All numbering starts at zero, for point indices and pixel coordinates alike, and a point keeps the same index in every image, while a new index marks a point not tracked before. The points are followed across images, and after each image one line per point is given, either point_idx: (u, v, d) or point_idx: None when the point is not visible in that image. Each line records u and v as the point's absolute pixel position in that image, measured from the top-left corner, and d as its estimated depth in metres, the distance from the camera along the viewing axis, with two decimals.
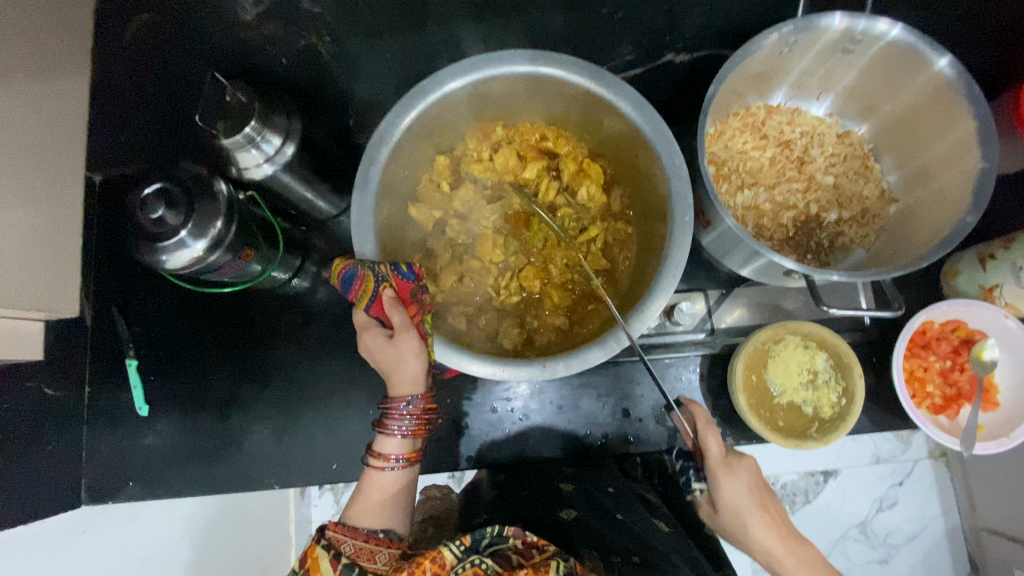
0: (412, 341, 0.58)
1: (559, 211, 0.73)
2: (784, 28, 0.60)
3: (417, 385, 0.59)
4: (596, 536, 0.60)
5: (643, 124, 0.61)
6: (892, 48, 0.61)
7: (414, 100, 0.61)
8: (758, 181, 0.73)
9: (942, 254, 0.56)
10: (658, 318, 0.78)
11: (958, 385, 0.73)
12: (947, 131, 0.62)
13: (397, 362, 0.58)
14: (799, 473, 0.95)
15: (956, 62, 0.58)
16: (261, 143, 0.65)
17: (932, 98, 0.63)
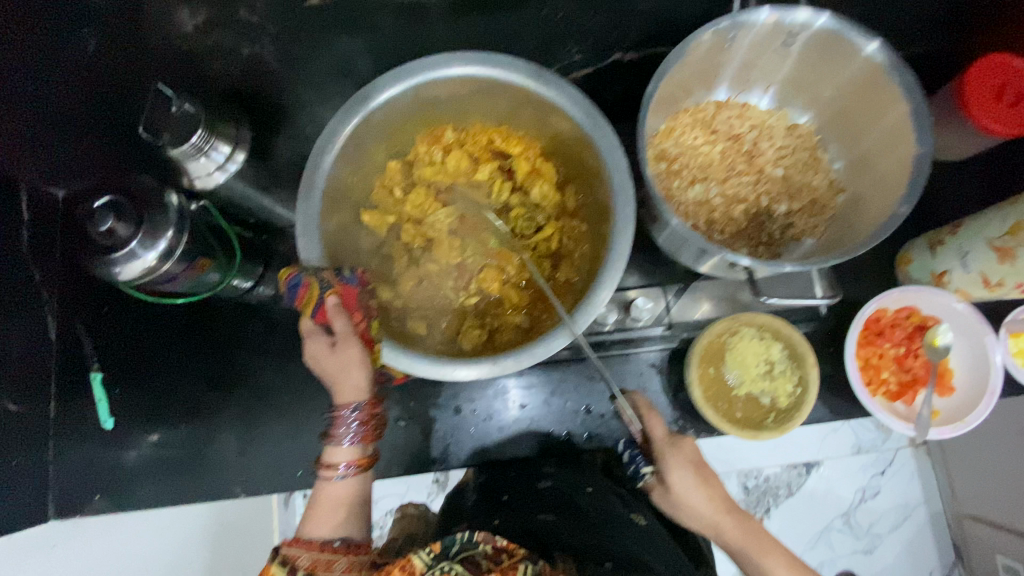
0: (356, 348, 0.59)
1: (514, 211, 0.74)
2: (713, 27, 0.61)
3: (362, 392, 0.59)
4: (570, 543, 0.61)
5: (582, 118, 0.62)
6: (822, 38, 0.63)
7: (355, 106, 0.62)
8: (709, 177, 0.74)
9: (879, 239, 0.57)
10: (617, 314, 0.78)
11: (913, 371, 0.73)
12: (884, 114, 0.63)
13: (343, 371, 0.58)
14: (783, 466, 0.95)
15: (882, 46, 0.59)
16: (210, 151, 0.67)
17: (865, 82, 0.64)
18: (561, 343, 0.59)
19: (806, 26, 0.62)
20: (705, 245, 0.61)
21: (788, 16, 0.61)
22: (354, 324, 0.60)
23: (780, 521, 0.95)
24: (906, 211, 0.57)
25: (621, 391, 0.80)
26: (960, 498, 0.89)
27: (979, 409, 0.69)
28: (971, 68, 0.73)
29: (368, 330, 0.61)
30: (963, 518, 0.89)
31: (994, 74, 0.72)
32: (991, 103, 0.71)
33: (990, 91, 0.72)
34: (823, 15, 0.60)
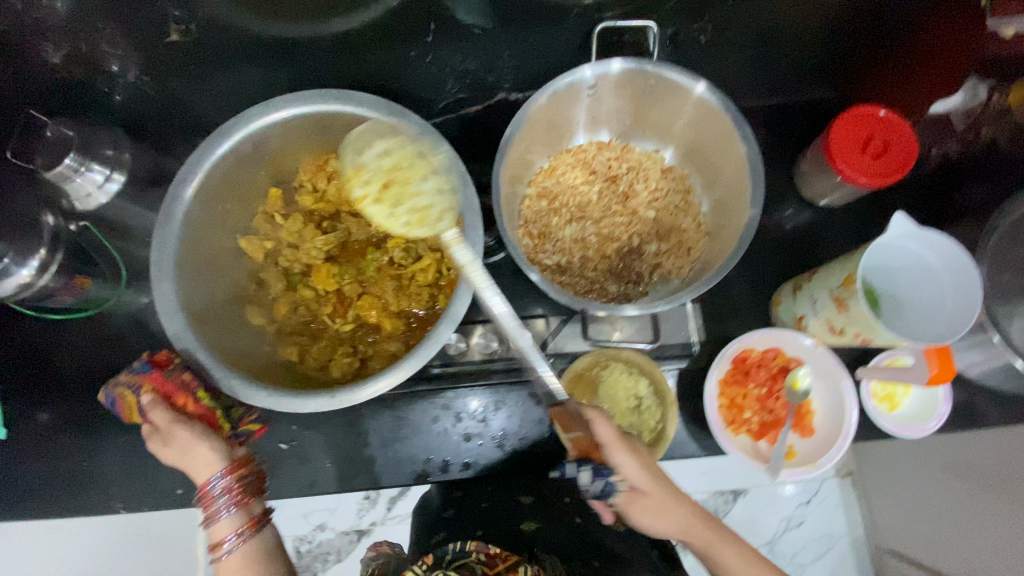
0: (185, 424, 0.60)
1: (393, 241, 0.75)
2: (557, 82, 0.65)
3: (215, 464, 0.59)
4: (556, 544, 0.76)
5: (438, 156, 0.65)
6: (662, 87, 0.67)
7: (218, 138, 0.65)
8: (586, 214, 0.76)
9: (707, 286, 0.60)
10: (498, 343, 0.81)
11: (775, 412, 0.76)
12: (731, 152, 0.66)
13: (186, 452, 0.59)
14: (709, 492, 0.91)
15: (710, 88, 0.63)
16: (87, 172, 0.70)
17: (708, 122, 0.67)
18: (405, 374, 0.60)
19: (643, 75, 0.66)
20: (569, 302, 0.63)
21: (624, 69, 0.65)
22: (178, 406, 0.62)
23: None
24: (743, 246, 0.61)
25: (501, 418, 0.81)
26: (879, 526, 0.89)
27: (830, 453, 0.71)
28: (834, 125, 0.73)
29: (198, 401, 0.63)
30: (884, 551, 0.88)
31: (856, 125, 0.72)
32: (857, 155, 0.72)
33: (856, 142, 0.72)
34: (649, 62, 0.63)
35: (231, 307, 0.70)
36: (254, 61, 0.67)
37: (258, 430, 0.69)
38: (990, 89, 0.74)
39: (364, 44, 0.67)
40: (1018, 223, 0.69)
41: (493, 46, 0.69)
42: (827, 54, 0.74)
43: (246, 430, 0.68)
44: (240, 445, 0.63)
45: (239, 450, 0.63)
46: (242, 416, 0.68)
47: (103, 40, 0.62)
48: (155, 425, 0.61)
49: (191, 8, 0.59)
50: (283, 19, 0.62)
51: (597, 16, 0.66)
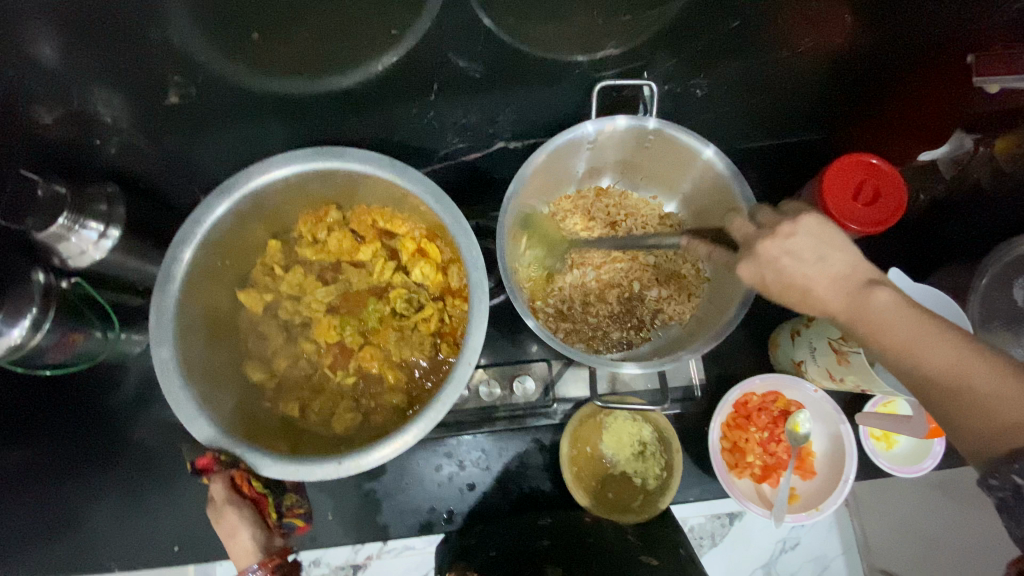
0: (235, 510, 0.64)
1: (395, 291, 0.75)
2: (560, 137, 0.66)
3: (252, 555, 0.62)
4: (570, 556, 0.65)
5: (444, 214, 0.66)
6: (667, 142, 0.68)
7: (217, 198, 0.64)
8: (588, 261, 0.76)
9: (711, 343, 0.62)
10: (500, 389, 0.80)
11: (777, 455, 0.76)
12: (733, 210, 0.68)
13: (231, 536, 0.63)
14: (705, 515, 0.81)
15: (718, 151, 0.64)
16: (82, 229, 0.66)
17: (712, 178, 0.69)
18: (409, 439, 0.60)
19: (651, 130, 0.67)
20: (575, 358, 0.63)
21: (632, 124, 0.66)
22: (236, 487, 0.65)
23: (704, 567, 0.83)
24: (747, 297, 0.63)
25: (505, 464, 0.81)
26: (874, 549, 0.80)
27: (831, 498, 0.72)
28: (829, 167, 0.75)
29: (251, 485, 0.66)
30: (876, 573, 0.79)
31: (850, 169, 0.74)
32: (850, 203, 0.73)
33: (848, 189, 0.74)
34: (652, 117, 0.65)
35: (231, 364, 0.69)
36: (255, 117, 0.67)
37: (302, 524, 0.74)
38: (976, 141, 0.75)
39: (367, 99, 0.67)
40: (1008, 267, 0.71)
41: (494, 102, 0.71)
42: (816, 104, 0.77)
43: (290, 522, 0.72)
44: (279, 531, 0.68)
45: (276, 540, 0.66)
46: (291, 506, 0.72)
47: (97, 102, 0.60)
48: (212, 499, 0.64)
49: (191, 73, 0.58)
50: (285, 78, 0.61)
51: (596, 75, 0.68)
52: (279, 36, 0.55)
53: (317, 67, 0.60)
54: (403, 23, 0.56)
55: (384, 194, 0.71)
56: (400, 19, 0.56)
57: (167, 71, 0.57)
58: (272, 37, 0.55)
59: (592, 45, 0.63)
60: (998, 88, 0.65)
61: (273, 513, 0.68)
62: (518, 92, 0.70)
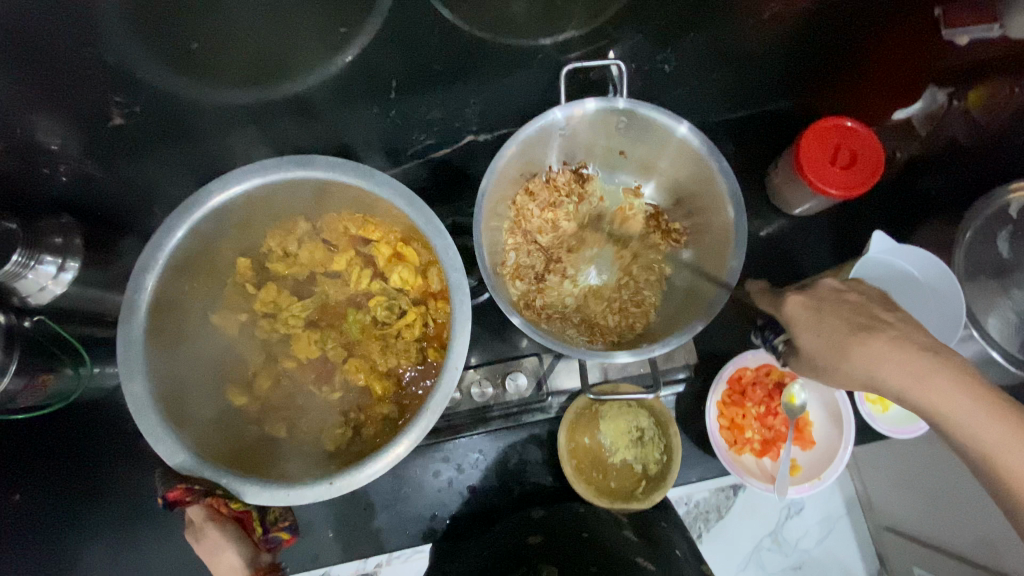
0: (214, 531, 0.61)
1: (374, 300, 0.72)
2: (531, 126, 0.64)
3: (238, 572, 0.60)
4: (560, 556, 0.65)
5: (416, 216, 0.64)
6: (642, 122, 0.66)
7: (177, 221, 0.62)
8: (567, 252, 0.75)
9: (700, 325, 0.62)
10: (492, 388, 0.77)
11: (775, 428, 0.77)
12: (711, 186, 0.67)
13: (214, 556, 0.60)
14: (709, 489, 0.81)
15: (692, 129, 0.64)
16: (39, 265, 0.64)
17: (688, 156, 0.68)
18: (403, 450, 0.59)
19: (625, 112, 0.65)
20: (566, 353, 0.62)
21: (605, 107, 0.64)
22: (214, 509, 0.62)
23: (716, 545, 0.81)
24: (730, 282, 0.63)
25: (504, 462, 0.80)
26: (878, 507, 0.80)
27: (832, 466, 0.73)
28: (807, 133, 0.73)
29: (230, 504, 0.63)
30: (880, 530, 0.80)
31: (825, 134, 0.73)
32: (829, 168, 0.72)
33: (826, 153, 0.72)
34: (623, 99, 0.64)
35: (210, 392, 0.66)
36: (210, 132, 0.64)
37: (288, 537, 0.69)
38: (949, 95, 0.76)
39: (327, 103, 0.64)
40: (990, 220, 0.71)
41: (458, 96, 0.69)
42: (786, 71, 0.75)
43: (277, 536, 0.68)
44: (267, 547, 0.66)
45: (265, 554, 0.64)
46: (276, 520, 0.68)
47: (38, 131, 0.56)
48: (191, 520, 0.61)
49: (136, 92, 0.55)
50: (238, 87, 0.58)
51: (562, 59, 0.66)
52: (226, 45, 0.53)
53: (270, 74, 0.58)
54: (354, 20, 0.54)
55: (353, 201, 0.69)
56: (351, 17, 0.53)
57: (109, 93, 0.54)
58: (218, 48, 0.53)
59: (554, 27, 0.61)
60: (967, 40, 0.67)
61: (259, 528, 0.66)
62: (483, 82, 0.68)
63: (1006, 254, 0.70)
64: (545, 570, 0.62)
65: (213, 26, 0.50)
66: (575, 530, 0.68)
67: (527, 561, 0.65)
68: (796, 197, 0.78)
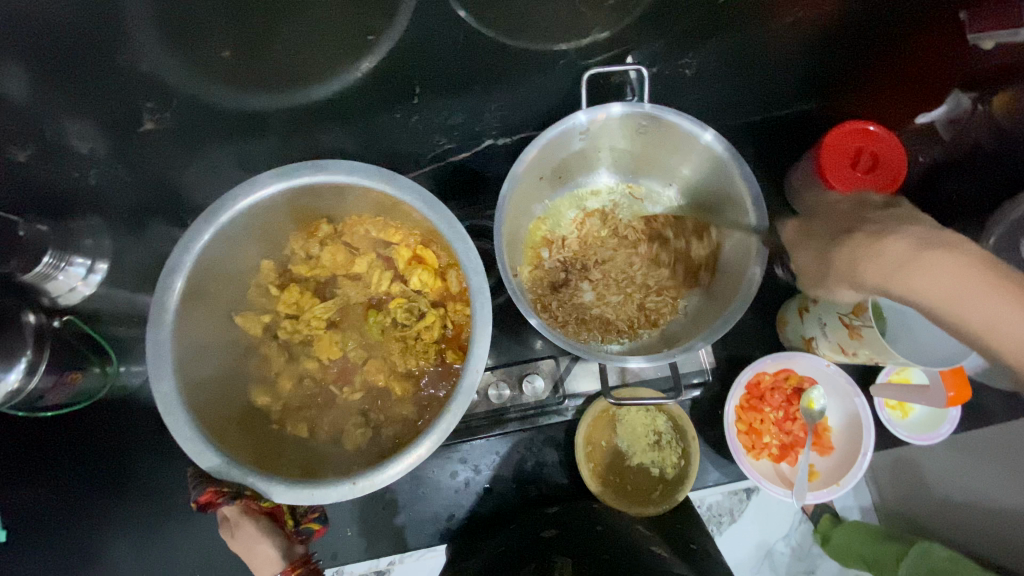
0: (249, 525, 0.63)
1: (394, 302, 0.73)
2: (553, 131, 0.65)
3: (275, 564, 0.63)
4: (575, 548, 0.64)
5: (438, 220, 0.65)
6: (665, 128, 0.66)
7: (204, 223, 0.63)
8: (582, 254, 0.75)
9: (721, 332, 0.62)
10: (509, 390, 0.79)
11: (793, 434, 0.77)
12: (732, 193, 0.67)
13: (251, 550, 0.62)
14: (723, 492, 0.81)
15: (716, 135, 0.64)
16: (70, 267, 0.66)
17: (709, 162, 0.68)
18: (424, 452, 0.59)
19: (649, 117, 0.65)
20: (586, 357, 0.62)
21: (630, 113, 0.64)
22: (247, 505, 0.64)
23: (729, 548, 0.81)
24: (753, 281, 0.62)
25: (521, 463, 0.81)
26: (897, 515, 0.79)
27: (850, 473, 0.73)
28: (829, 136, 0.73)
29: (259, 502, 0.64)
30: None
31: (847, 137, 0.72)
32: (850, 172, 0.72)
33: (847, 157, 0.72)
34: (646, 104, 0.64)
35: (234, 392, 0.67)
36: (235, 135, 0.65)
37: (319, 528, 0.71)
38: (974, 99, 0.75)
39: (350, 107, 0.65)
40: (1013, 225, 0.70)
41: (480, 100, 0.69)
42: (808, 75, 0.75)
43: (308, 527, 0.69)
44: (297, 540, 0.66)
45: (298, 546, 0.66)
46: (305, 512, 0.70)
47: (72, 134, 0.58)
48: (226, 517, 0.63)
49: (165, 98, 0.56)
50: (265, 92, 0.59)
51: (584, 64, 0.67)
52: (256, 51, 0.53)
53: (296, 80, 0.58)
54: (380, 26, 0.54)
55: (375, 205, 0.69)
56: (377, 22, 0.54)
57: (139, 98, 0.55)
58: (246, 54, 0.53)
59: (577, 32, 0.61)
60: (993, 44, 0.66)
61: (289, 520, 0.67)
62: (504, 87, 0.68)
63: None
64: (559, 563, 0.61)
65: (242, 31, 0.51)
66: (591, 522, 0.69)
67: (541, 553, 0.64)
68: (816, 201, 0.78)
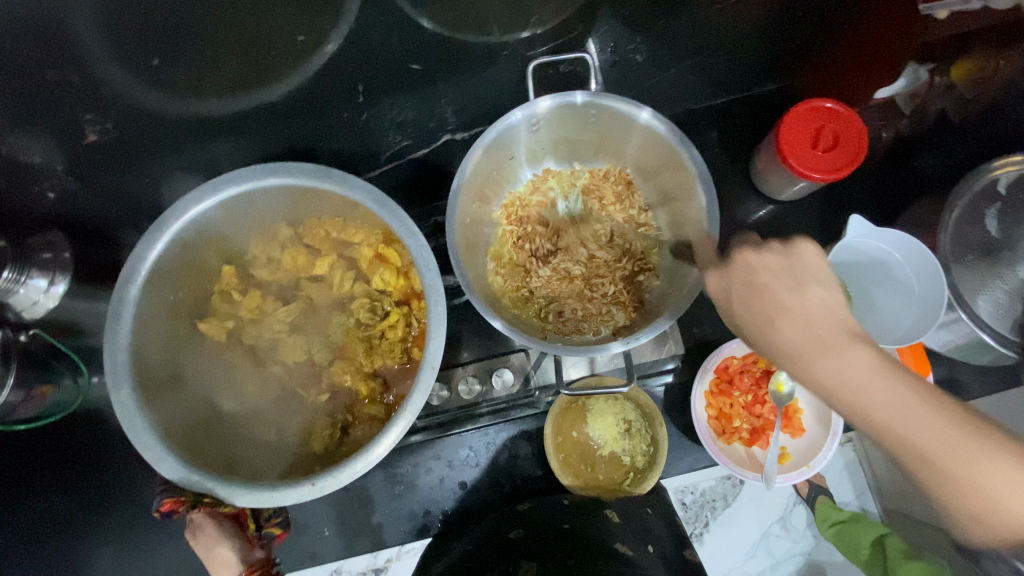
0: (208, 526, 0.63)
1: (357, 302, 0.73)
2: (499, 124, 0.64)
3: (233, 567, 0.63)
4: (545, 553, 0.65)
5: (391, 219, 0.65)
6: (606, 113, 0.66)
7: (156, 232, 0.63)
8: (535, 249, 0.75)
9: (681, 311, 0.62)
10: (480, 385, 0.78)
11: (763, 417, 0.76)
12: (679, 172, 0.67)
13: (209, 552, 0.63)
14: (713, 478, 0.81)
15: (656, 115, 0.63)
16: (28, 282, 0.66)
17: (654, 143, 0.68)
18: (382, 451, 0.60)
19: (585, 104, 0.65)
20: (544, 349, 0.62)
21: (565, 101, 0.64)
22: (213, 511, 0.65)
23: (722, 535, 0.81)
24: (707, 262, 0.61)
25: (496, 456, 0.81)
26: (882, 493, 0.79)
27: (819, 453, 0.73)
28: (787, 116, 0.72)
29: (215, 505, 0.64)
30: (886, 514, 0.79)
31: (805, 117, 0.71)
32: (809, 151, 0.71)
33: (807, 136, 0.71)
34: (584, 92, 0.64)
35: (199, 398, 0.68)
36: (185, 144, 0.65)
37: (280, 532, 0.70)
38: (931, 72, 0.74)
39: (298, 109, 0.65)
40: (977, 198, 0.69)
41: (431, 97, 0.69)
42: (763, 54, 0.74)
43: (269, 532, 0.69)
44: (261, 545, 0.67)
45: (258, 551, 0.66)
46: (269, 517, 0.70)
47: (15, 152, 0.57)
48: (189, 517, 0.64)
49: (107, 109, 0.56)
50: (207, 99, 0.59)
51: (529, 54, 0.67)
52: (193, 60, 0.53)
53: (237, 86, 0.58)
54: (314, 29, 0.54)
55: (330, 205, 0.70)
56: (310, 25, 0.53)
57: (78, 111, 0.55)
58: (178, 62, 0.53)
59: (519, 23, 0.60)
60: (946, 14, 0.65)
61: (253, 525, 0.67)
62: (453, 81, 0.68)
63: (994, 233, 0.68)
64: (523, 565, 0.63)
65: (171, 43, 0.50)
66: (558, 521, 0.70)
67: (508, 557, 0.65)
68: (778, 182, 0.78)
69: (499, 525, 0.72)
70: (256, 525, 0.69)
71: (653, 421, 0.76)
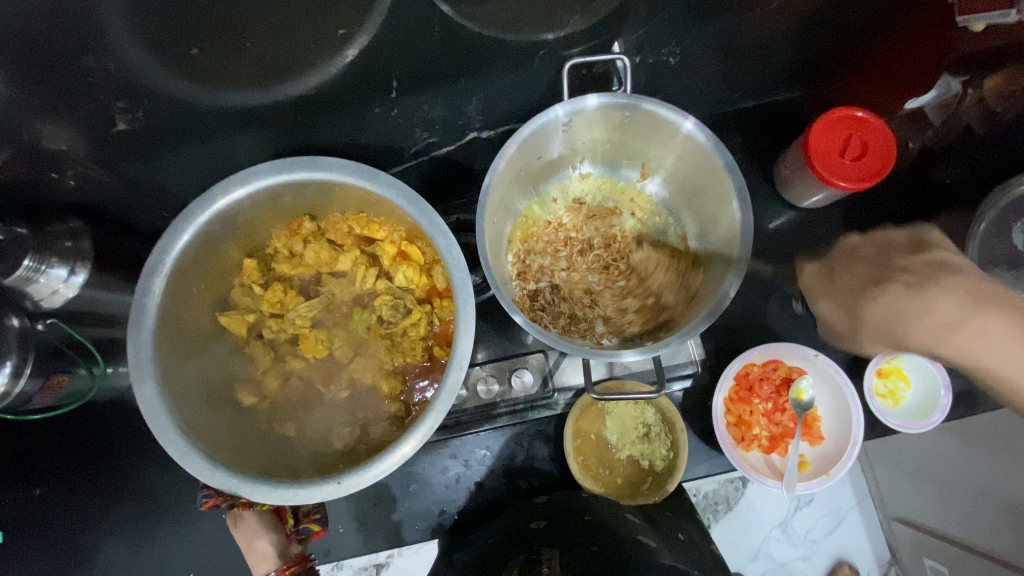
0: (250, 517, 0.69)
1: (379, 299, 0.73)
2: (534, 123, 0.64)
3: (269, 561, 0.67)
4: (560, 539, 0.63)
5: (420, 217, 0.64)
6: (643, 117, 0.66)
7: (181, 225, 0.62)
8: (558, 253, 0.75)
9: (714, 316, 0.62)
10: (498, 385, 0.78)
11: (783, 425, 0.76)
12: (712, 179, 0.67)
13: (250, 543, 0.68)
14: (719, 481, 0.80)
15: (696, 122, 0.63)
16: (48, 272, 0.64)
17: (689, 149, 0.67)
18: (408, 450, 0.59)
19: (624, 106, 0.64)
20: (575, 352, 0.61)
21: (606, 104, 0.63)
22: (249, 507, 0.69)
23: (723, 539, 0.81)
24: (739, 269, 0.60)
25: (512, 455, 0.81)
26: (890, 500, 0.79)
27: (839, 462, 0.73)
28: (816, 125, 0.71)
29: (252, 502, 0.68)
30: (892, 521, 0.79)
31: (836, 124, 0.71)
32: (838, 159, 0.70)
33: (836, 145, 0.71)
34: (623, 94, 0.63)
35: (217, 391, 0.67)
36: (212, 134, 0.64)
37: (320, 528, 0.71)
38: (964, 83, 0.74)
39: (328, 103, 0.64)
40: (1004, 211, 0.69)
41: (461, 94, 0.69)
42: (795, 59, 0.74)
43: (307, 528, 0.71)
44: (298, 541, 0.70)
45: (295, 546, 0.70)
46: (308, 511, 0.71)
47: (44, 136, 0.56)
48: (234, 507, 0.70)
49: (138, 97, 0.55)
50: (238, 89, 0.58)
51: (564, 54, 0.66)
52: (230, 48, 0.52)
53: (269, 77, 0.57)
54: (353, 21, 0.53)
55: (356, 202, 0.69)
56: (349, 17, 0.52)
57: (110, 98, 0.54)
58: (215, 52, 0.52)
59: (556, 22, 0.60)
60: (982, 27, 0.65)
61: (291, 518, 0.71)
62: (485, 78, 0.67)
63: (1020, 247, 0.68)
64: (544, 551, 0.61)
65: (209, 29, 0.49)
66: (576, 514, 0.69)
67: (530, 545, 0.64)
68: (804, 189, 0.77)
69: (517, 523, 0.71)
70: (295, 520, 0.71)
71: (671, 425, 0.76)
